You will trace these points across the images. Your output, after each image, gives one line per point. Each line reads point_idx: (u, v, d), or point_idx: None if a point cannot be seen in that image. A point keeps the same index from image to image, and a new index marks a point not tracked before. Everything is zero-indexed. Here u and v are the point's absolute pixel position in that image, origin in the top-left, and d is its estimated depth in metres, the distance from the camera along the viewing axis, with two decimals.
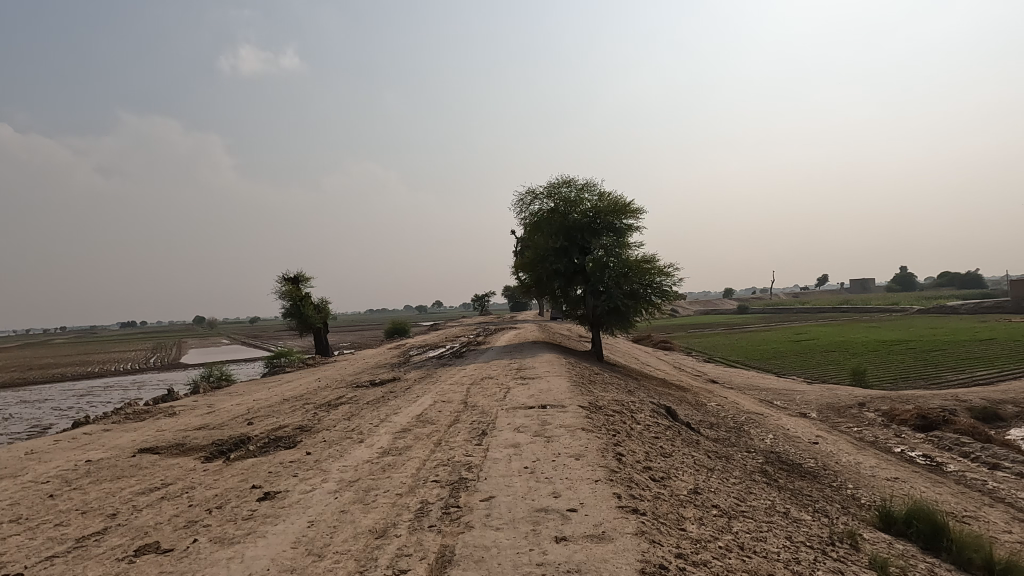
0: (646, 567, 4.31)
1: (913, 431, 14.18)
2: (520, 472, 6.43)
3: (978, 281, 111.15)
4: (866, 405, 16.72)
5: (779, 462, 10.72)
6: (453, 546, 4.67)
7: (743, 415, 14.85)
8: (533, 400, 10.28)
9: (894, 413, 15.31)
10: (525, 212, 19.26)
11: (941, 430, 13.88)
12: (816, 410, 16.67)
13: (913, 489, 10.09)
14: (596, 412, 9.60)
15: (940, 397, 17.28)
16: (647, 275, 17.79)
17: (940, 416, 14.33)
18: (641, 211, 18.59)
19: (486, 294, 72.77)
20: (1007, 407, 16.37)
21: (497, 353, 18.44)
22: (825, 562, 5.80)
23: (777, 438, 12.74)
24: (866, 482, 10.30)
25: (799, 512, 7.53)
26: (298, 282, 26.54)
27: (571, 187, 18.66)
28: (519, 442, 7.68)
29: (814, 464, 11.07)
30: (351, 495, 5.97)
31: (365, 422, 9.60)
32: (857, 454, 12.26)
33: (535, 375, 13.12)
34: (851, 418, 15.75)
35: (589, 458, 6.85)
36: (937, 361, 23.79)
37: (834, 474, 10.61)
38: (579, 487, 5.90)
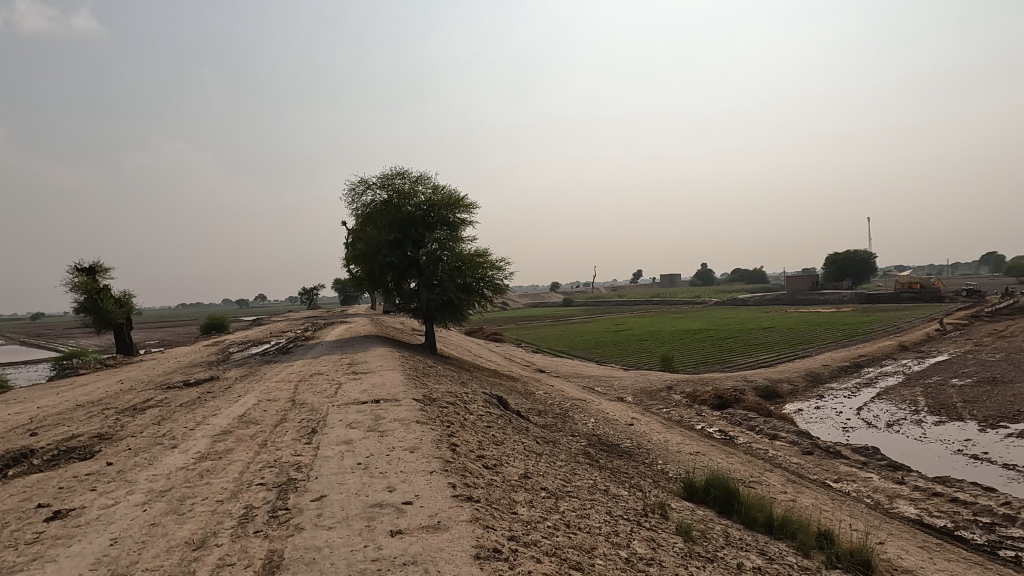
0: (480, 552, 4.43)
1: (711, 409, 15.96)
2: (353, 469, 6.28)
3: (761, 277, 128.45)
4: (673, 388, 18.55)
5: (600, 444, 11.53)
6: (282, 549, 4.45)
7: (568, 402, 15.75)
8: (365, 396, 10.06)
9: (696, 395, 17.16)
10: (357, 202, 18.71)
11: (733, 407, 15.83)
12: (631, 394, 18.17)
13: (710, 461, 11.38)
14: (430, 404, 9.65)
15: (732, 379, 19.68)
16: (480, 269, 18.27)
17: (732, 396, 16.33)
18: (474, 206, 18.94)
19: (313, 286, 69.78)
20: (783, 386, 19.07)
21: (326, 348, 17.78)
22: (639, 532, 6.36)
23: (598, 422, 13.66)
24: (673, 457, 11.43)
25: (617, 489, 8.17)
26: (94, 273, 23.46)
27: (404, 179, 18.43)
28: (352, 438, 7.49)
29: (630, 443, 12.06)
30: (163, 506, 5.44)
31: (178, 426, 8.77)
32: (665, 432, 13.55)
33: (367, 369, 12.84)
34: (661, 400, 17.38)
35: (423, 450, 6.87)
36: (729, 347, 27.05)
37: (646, 451, 11.64)
38: (414, 480, 5.89)
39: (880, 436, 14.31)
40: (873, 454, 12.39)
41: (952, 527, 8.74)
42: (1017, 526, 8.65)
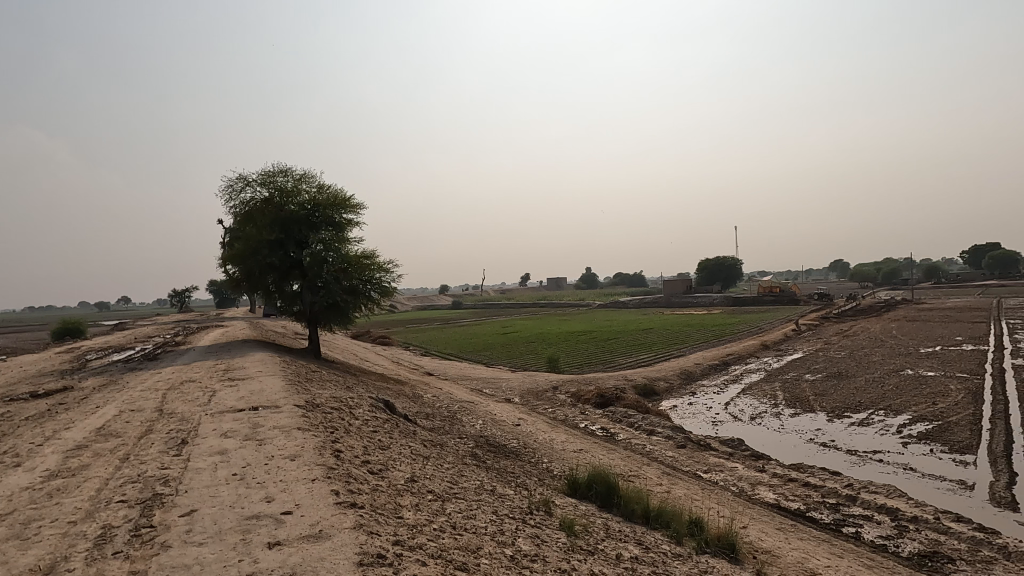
0: (363, 559, 4.35)
1: (594, 408, 16.56)
2: (227, 480, 5.95)
3: (640, 281, 134.97)
4: (558, 388, 19.07)
5: (487, 445, 11.64)
6: (146, 571, 4.14)
7: (456, 404, 15.77)
8: (242, 403, 9.56)
9: (579, 394, 17.75)
10: (234, 199, 17.73)
11: (614, 405, 16.54)
12: (518, 395, 18.49)
13: (592, 457, 11.82)
14: (313, 410, 9.32)
15: (614, 378, 20.54)
16: (366, 271, 17.96)
17: (613, 394, 17.05)
18: (361, 206, 18.53)
19: (185, 287, 65.28)
20: (659, 384, 20.16)
21: (198, 353, 16.68)
22: (524, 530, 6.49)
23: (485, 423, 13.77)
24: (557, 455, 11.76)
25: (504, 488, 8.29)
26: None
27: (287, 176, 17.69)
28: (227, 448, 7.09)
29: (516, 443, 12.27)
30: (3, 531, 4.89)
31: (23, 442, 7.90)
32: (551, 431, 13.91)
33: (245, 375, 12.20)
34: (547, 400, 17.82)
35: (305, 457, 6.63)
36: (611, 347, 28.20)
37: (532, 450, 11.90)
38: (294, 489, 5.68)
39: (745, 428, 15.47)
40: (738, 445, 13.38)
41: (804, 508, 9.63)
42: (857, 505, 9.67)
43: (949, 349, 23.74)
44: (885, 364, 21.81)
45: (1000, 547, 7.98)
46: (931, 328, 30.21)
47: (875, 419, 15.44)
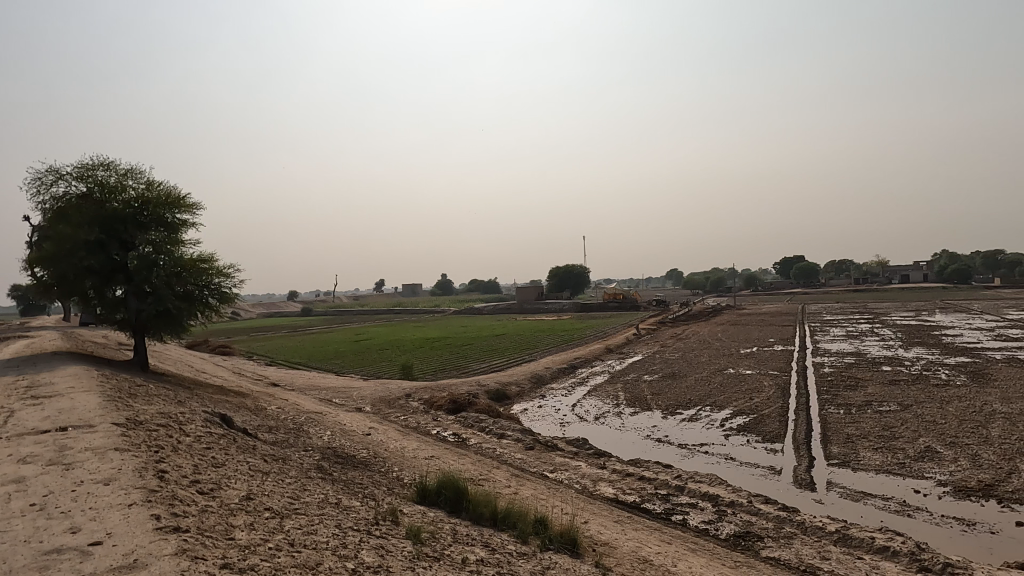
0: None
1: (447, 414, 16.61)
2: (24, 513, 5.25)
3: (494, 287, 137.76)
4: (411, 396, 18.89)
5: (334, 456, 11.26)
6: None
7: (302, 415, 15.08)
8: (48, 423, 8.48)
9: (432, 401, 17.72)
10: (44, 194, 15.70)
11: (466, 410, 16.69)
12: (370, 404, 18.07)
13: (443, 463, 11.83)
14: (135, 428, 8.49)
15: (467, 383, 20.74)
16: (203, 276, 16.73)
17: (465, 400, 17.21)
18: (198, 206, 17.21)
19: None
20: (511, 388, 20.66)
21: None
22: (368, 541, 6.36)
23: (334, 434, 13.30)
24: (408, 463, 11.64)
25: (349, 500, 8.08)
26: None
27: (109, 170, 15.99)
28: (25, 476, 6.25)
29: (366, 453, 11.99)
30: None
31: None
32: (402, 439, 13.75)
33: (53, 392, 10.82)
34: (399, 407, 17.58)
35: (122, 480, 6.03)
36: (465, 353, 28.48)
37: (382, 460, 11.68)
38: (107, 516, 5.14)
39: (590, 428, 16.30)
40: (583, 445, 14.06)
41: (639, 500, 10.32)
42: (684, 494, 10.54)
43: (763, 350, 26.65)
44: (711, 364, 24.00)
45: (798, 523, 9.08)
46: (749, 331, 33.74)
47: (702, 414, 16.93)
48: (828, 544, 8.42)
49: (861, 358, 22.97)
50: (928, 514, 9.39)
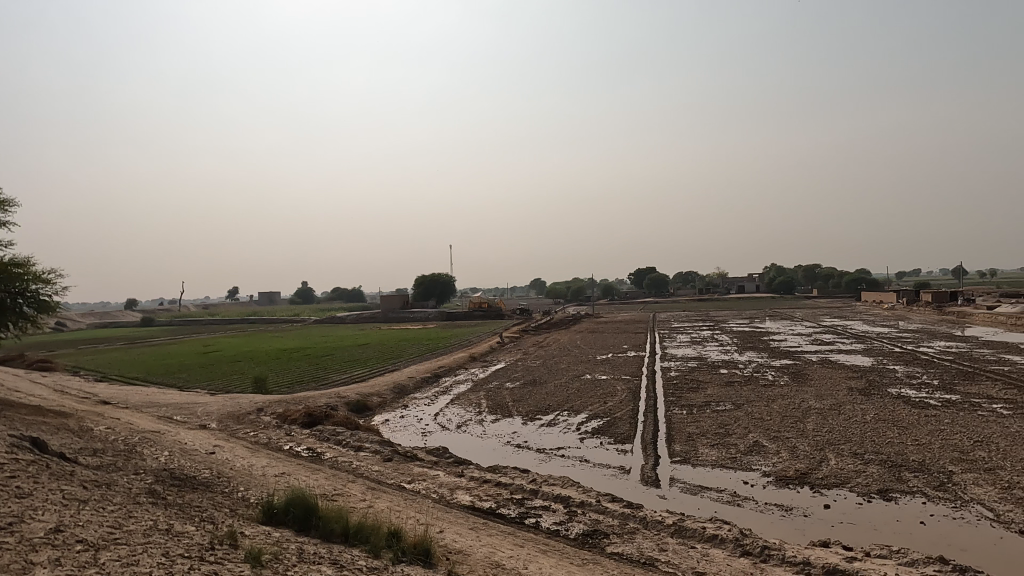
0: None
1: (301, 428, 15.89)
2: None
3: (359, 296, 134.62)
4: (263, 410, 17.88)
5: (170, 479, 10.39)
6: None
7: (135, 435, 13.77)
8: None
9: (286, 415, 16.90)
10: None
11: (322, 423, 16.07)
12: (216, 420, 16.87)
13: (294, 480, 11.30)
14: None
15: (325, 395, 19.99)
16: (17, 282, 14.80)
17: (322, 413, 16.59)
18: (10, 204, 15.27)
19: None
20: (372, 399, 20.20)
21: None
22: (200, 568, 5.93)
23: (171, 454, 12.27)
24: (255, 481, 11.00)
25: (183, 525, 7.49)
26: None
27: None
28: None
29: (208, 473, 11.17)
30: None
31: None
32: (250, 457, 12.97)
33: None
34: (249, 423, 16.58)
35: None
36: (325, 364, 27.44)
37: (226, 480, 10.94)
38: None
39: (451, 436, 16.31)
40: (442, 453, 14.04)
41: (495, 506, 10.47)
42: (538, 497, 10.84)
43: (617, 356, 28.14)
44: (570, 371, 24.95)
45: (641, 518, 9.66)
46: (605, 338, 35.47)
47: (560, 419, 17.53)
48: (666, 536, 9.02)
49: (703, 362, 24.94)
50: (753, 503, 10.34)
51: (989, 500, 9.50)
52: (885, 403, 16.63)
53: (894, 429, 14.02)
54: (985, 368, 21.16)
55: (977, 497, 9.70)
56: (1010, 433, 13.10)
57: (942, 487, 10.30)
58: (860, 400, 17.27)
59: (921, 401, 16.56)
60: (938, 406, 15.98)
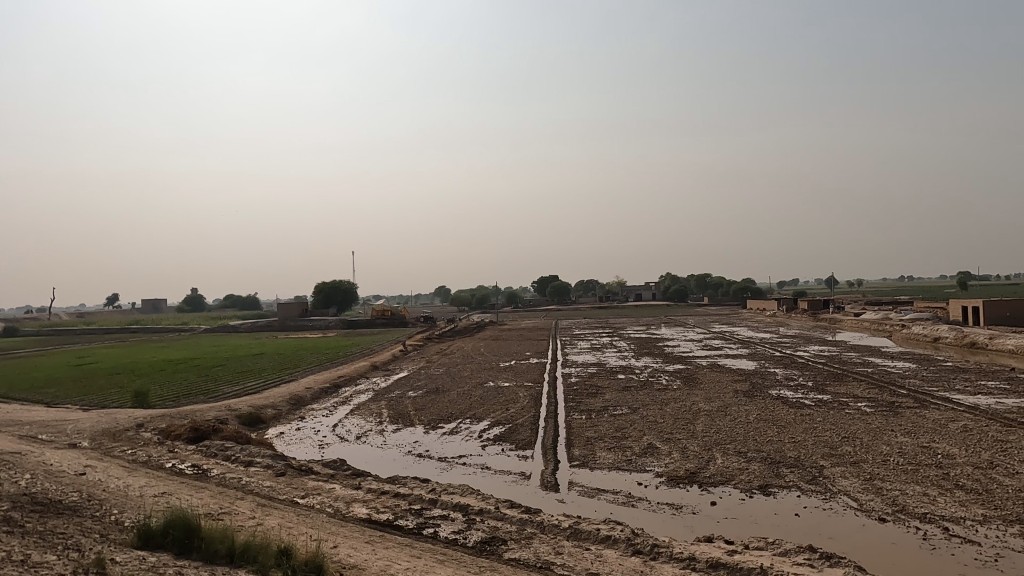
0: None
1: (186, 444, 14.94)
2: None
3: (255, 304, 129.11)
4: (143, 426, 16.67)
5: (31, 504, 9.46)
6: None
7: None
8: None
9: (169, 430, 15.85)
10: None
11: (209, 439, 15.19)
12: (88, 438, 15.54)
13: (176, 500, 10.60)
14: None
15: (215, 408, 18.92)
16: None
17: (209, 427, 15.69)
18: None
19: None
20: (266, 411, 19.32)
21: None
22: None
23: (34, 478, 11.18)
24: (132, 503, 10.23)
25: (44, 556, 6.84)
26: None
27: None
28: None
29: (76, 497, 10.26)
30: None
31: None
32: (127, 477, 12.05)
33: None
34: (127, 440, 15.40)
35: None
36: (215, 375, 25.98)
37: (98, 502, 10.10)
38: None
39: (350, 448, 15.88)
40: (340, 465, 13.64)
41: (393, 517, 10.28)
42: (437, 506, 10.75)
43: (520, 362, 28.48)
44: (473, 378, 24.97)
45: (538, 523, 9.79)
46: (508, 345, 35.79)
47: (462, 426, 17.49)
48: (562, 540, 9.18)
49: (602, 368, 25.70)
50: (647, 503, 10.72)
51: (853, 491, 10.35)
52: (766, 404, 17.79)
53: (773, 428, 15.05)
54: (852, 369, 23.14)
55: (844, 488, 10.55)
56: (872, 428, 14.38)
57: (814, 480, 11.11)
58: (745, 401, 18.38)
59: (797, 402, 17.85)
60: (811, 406, 17.28)
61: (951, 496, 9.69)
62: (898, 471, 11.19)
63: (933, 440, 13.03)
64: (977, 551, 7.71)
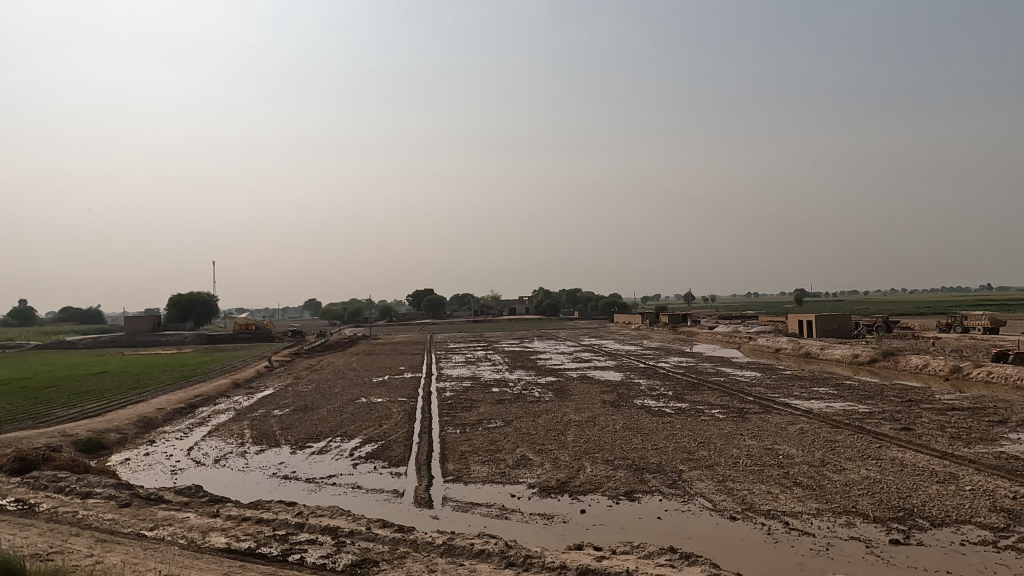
0: None
1: (9, 476, 13.16)
2: None
3: (96, 317, 117.12)
4: None
5: None
6: None
7: None
8: None
9: None
10: None
11: (38, 469, 13.48)
12: None
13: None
14: None
15: (46, 434, 16.85)
16: None
17: (38, 456, 13.93)
18: None
19: None
20: (109, 436, 17.50)
21: None
22: None
23: None
24: None
25: None
26: None
27: None
28: None
29: None
30: None
31: None
32: None
33: None
34: None
35: None
36: (47, 397, 23.17)
37: None
38: None
39: (207, 473, 14.74)
40: (195, 492, 12.62)
41: (255, 546, 9.64)
42: (304, 531, 10.22)
43: (393, 377, 27.94)
44: (343, 394, 24.13)
45: (411, 541, 9.60)
46: (382, 360, 35.01)
47: (332, 445, 16.81)
48: (436, 557, 9.06)
49: (476, 382, 25.80)
50: (519, 514, 10.86)
51: (708, 492, 11.12)
52: (631, 413, 18.70)
53: (637, 436, 15.84)
54: (707, 379, 24.93)
55: (700, 490, 11.30)
56: (724, 433, 15.55)
57: (674, 484, 11.82)
58: (612, 411, 19.20)
59: (659, 410, 18.93)
60: (672, 414, 18.40)
61: (790, 492, 10.69)
62: (746, 472, 12.18)
63: (775, 442, 14.33)
64: (812, 541, 8.54)
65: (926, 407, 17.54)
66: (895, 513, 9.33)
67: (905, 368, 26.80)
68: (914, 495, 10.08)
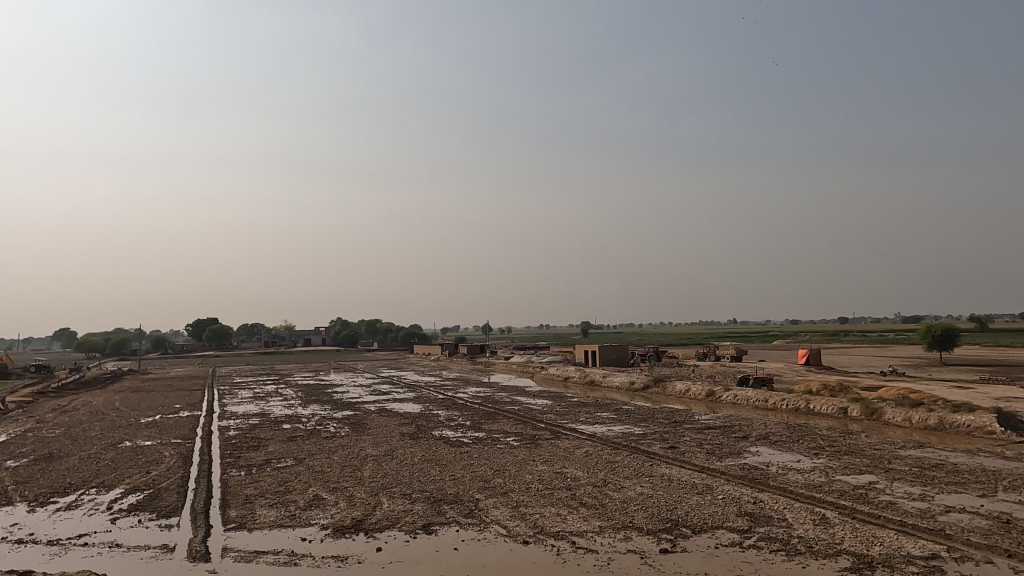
0: None
1: None
2: None
3: None
4: None
5: None
6: None
7: None
8: None
9: None
10: None
11: None
12: None
13: None
14: None
15: None
16: None
17: None
18: None
19: None
20: None
21: None
22: None
23: None
24: None
25: None
26: None
27: None
28: None
29: None
30: None
31: None
32: None
33: None
34: None
35: None
36: None
37: None
38: None
39: None
40: None
41: None
42: None
43: (166, 417, 24.90)
44: (102, 439, 20.93)
45: None
46: (152, 397, 31.10)
47: (84, 499, 14.46)
48: None
49: (265, 419, 23.98)
50: (311, 559, 10.21)
51: (502, 519, 11.44)
52: (430, 445, 18.68)
53: (435, 467, 15.84)
54: (502, 408, 25.86)
55: (495, 518, 11.59)
56: (518, 460, 16.18)
57: (470, 513, 11.99)
58: (410, 443, 19.02)
59: (457, 440, 19.15)
60: (469, 444, 18.72)
61: (577, 513, 11.40)
62: (537, 496, 12.75)
63: (564, 465, 15.23)
64: (596, 558, 9.18)
65: (687, 427, 19.95)
66: (664, 525, 10.38)
67: (671, 393, 30.22)
68: (679, 507, 11.32)
